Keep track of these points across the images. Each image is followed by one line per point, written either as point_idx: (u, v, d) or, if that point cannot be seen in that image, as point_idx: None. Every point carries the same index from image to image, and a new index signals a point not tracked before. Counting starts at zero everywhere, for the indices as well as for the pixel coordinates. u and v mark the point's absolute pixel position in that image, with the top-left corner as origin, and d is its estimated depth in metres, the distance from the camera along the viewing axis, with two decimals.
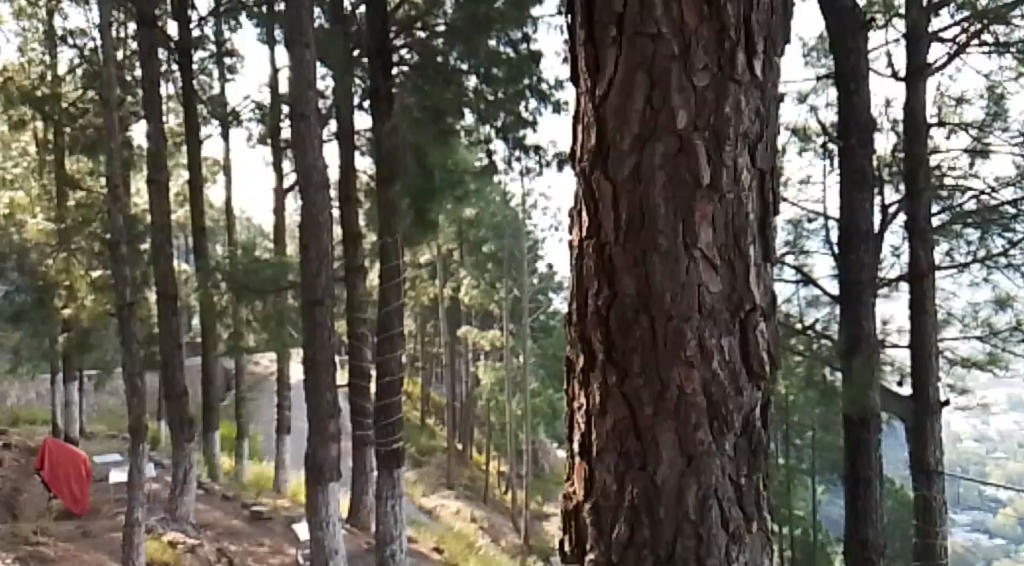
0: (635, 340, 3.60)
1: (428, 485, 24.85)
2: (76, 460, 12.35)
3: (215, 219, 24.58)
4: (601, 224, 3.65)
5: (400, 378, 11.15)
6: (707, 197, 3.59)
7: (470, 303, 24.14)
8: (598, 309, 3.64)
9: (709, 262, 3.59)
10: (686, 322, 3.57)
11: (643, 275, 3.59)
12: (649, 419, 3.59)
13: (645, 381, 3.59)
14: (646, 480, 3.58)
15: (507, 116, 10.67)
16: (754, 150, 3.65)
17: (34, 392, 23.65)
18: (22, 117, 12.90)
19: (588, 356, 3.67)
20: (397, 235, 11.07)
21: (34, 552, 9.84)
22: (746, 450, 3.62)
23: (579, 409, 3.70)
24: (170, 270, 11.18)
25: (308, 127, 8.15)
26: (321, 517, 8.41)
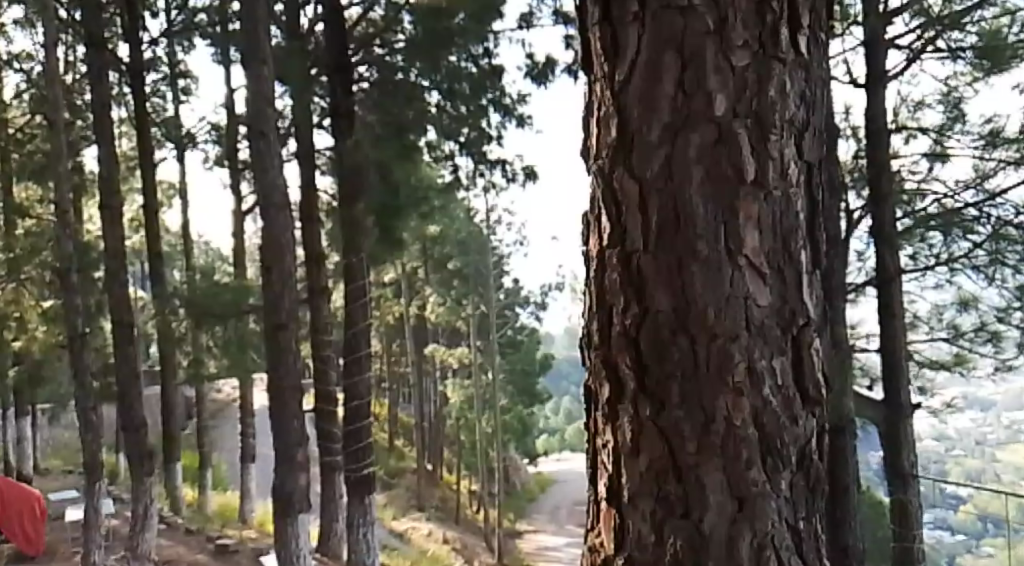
0: (674, 370, 2.59)
1: (398, 508, 24.56)
2: (29, 500, 11.95)
3: (172, 244, 24.30)
4: (624, 220, 2.66)
5: (368, 402, 10.94)
6: (753, 192, 2.60)
7: (437, 321, 23.96)
8: (624, 331, 2.65)
9: (757, 271, 2.60)
10: (733, 341, 2.58)
11: (679, 282, 2.59)
12: (692, 458, 2.59)
13: (689, 424, 2.59)
14: (690, 528, 2.58)
15: (471, 131, 10.75)
16: (801, 141, 2.67)
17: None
18: None
19: (613, 388, 2.68)
20: (363, 253, 10.88)
21: None
22: (806, 490, 2.63)
23: (605, 448, 2.72)
24: (126, 298, 10.93)
25: (268, 147, 7.96)
26: (292, 550, 8.18)
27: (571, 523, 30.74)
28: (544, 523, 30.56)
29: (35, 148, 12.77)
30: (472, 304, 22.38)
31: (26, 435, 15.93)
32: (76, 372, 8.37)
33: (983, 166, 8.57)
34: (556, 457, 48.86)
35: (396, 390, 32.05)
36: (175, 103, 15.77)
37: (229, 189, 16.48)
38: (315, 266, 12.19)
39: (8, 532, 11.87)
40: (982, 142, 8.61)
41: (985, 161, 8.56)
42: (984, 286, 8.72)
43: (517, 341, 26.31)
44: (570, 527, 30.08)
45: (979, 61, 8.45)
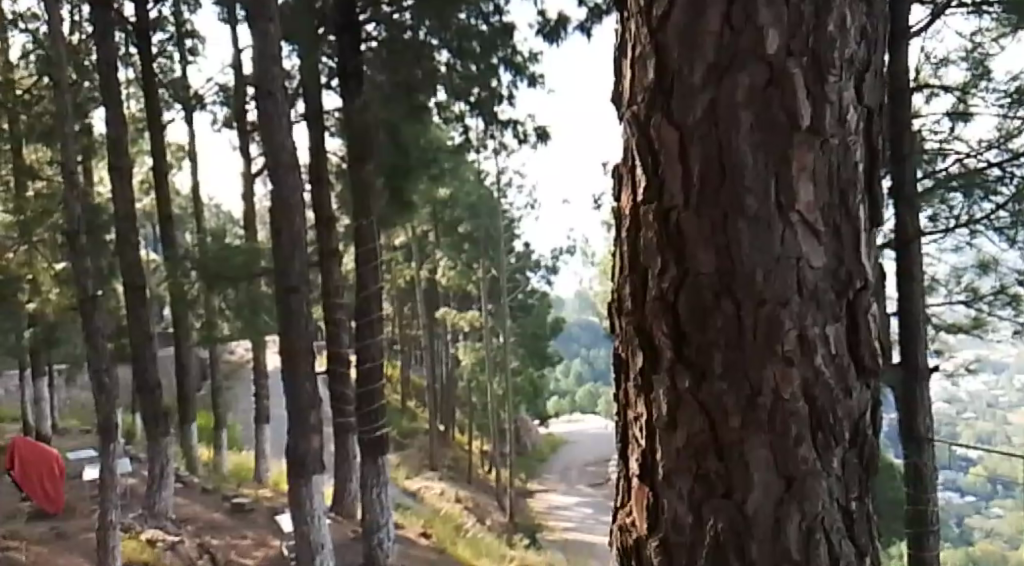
0: (716, 337, 2.47)
1: (411, 467, 24.65)
2: (48, 458, 12.11)
3: (183, 206, 24.28)
4: (662, 176, 2.52)
5: (381, 364, 10.91)
6: (807, 143, 2.46)
7: (448, 283, 23.92)
8: (662, 295, 2.53)
9: (811, 228, 2.46)
10: (783, 306, 2.46)
11: (723, 243, 2.46)
12: (734, 434, 2.48)
13: (731, 393, 2.47)
14: (732, 508, 2.49)
15: (483, 91, 10.70)
16: (862, 83, 2.52)
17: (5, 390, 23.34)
18: None
19: (648, 356, 2.57)
20: (374, 216, 10.81)
21: (5, 557, 9.57)
22: (856, 461, 2.53)
23: (637, 422, 2.63)
24: (137, 260, 10.89)
25: (275, 107, 7.85)
26: (307, 510, 8.22)
27: (582, 484, 30.83)
28: (555, 483, 30.66)
29: (43, 110, 12.68)
30: (482, 266, 22.30)
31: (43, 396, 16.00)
32: (88, 334, 8.31)
33: (1008, 125, 8.46)
34: (567, 416, 48.95)
35: (407, 351, 32.08)
36: (183, 65, 15.64)
37: (239, 151, 16.37)
38: (326, 229, 12.10)
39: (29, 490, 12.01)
40: (1009, 99, 8.52)
41: (1009, 120, 8.46)
42: (1004, 248, 8.59)
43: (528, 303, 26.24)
44: (581, 487, 30.18)
45: (1005, 16, 8.26)
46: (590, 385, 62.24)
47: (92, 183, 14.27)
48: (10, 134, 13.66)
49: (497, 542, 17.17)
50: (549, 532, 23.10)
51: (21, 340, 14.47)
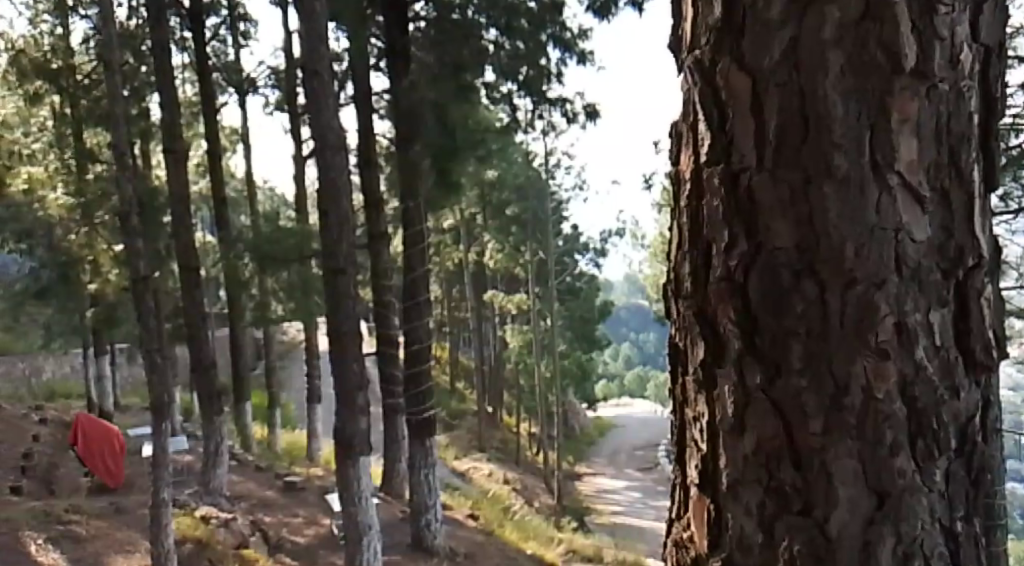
0: (792, 329, 1.80)
1: (461, 448, 24.71)
2: (109, 435, 12.06)
3: (238, 188, 24.50)
4: (730, 126, 1.86)
5: (428, 346, 10.86)
6: (913, 85, 1.76)
7: (497, 265, 23.89)
8: (723, 275, 1.87)
9: (914, 192, 1.77)
10: (879, 288, 1.76)
11: (803, 205, 1.79)
12: (816, 446, 1.80)
13: (812, 403, 1.80)
14: (812, 536, 1.80)
15: (530, 70, 10.46)
16: (981, 12, 1.82)
17: (68, 366, 23.71)
18: (35, 91, 12.71)
19: (709, 353, 1.92)
20: (421, 198, 10.68)
21: (66, 530, 9.65)
22: (969, 488, 1.81)
23: (698, 425, 1.98)
24: (192, 242, 10.90)
25: (322, 85, 7.76)
26: (354, 491, 8.16)
27: (630, 467, 30.74)
28: (604, 466, 30.63)
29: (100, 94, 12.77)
30: (530, 250, 22.21)
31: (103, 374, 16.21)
32: (141, 314, 8.08)
33: None
34: (617, 399, 49.05)
35: (455, 333, 32.16)
36: (235, 48, 15.64)
37: (289, 134, 16.36)
38: (374, 210, 12.00)
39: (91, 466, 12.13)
40: None
41: None
42: None
43: (576, 287, 26.11)
44: (630, 471, 30.10)
45: None
46: (637, 368, 62.17)
47: (149, 166, 14.31)
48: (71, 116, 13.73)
49: (545, 524, 17.10)
50: (598, 514, 23.03)
51: (83, 318, 14.65)
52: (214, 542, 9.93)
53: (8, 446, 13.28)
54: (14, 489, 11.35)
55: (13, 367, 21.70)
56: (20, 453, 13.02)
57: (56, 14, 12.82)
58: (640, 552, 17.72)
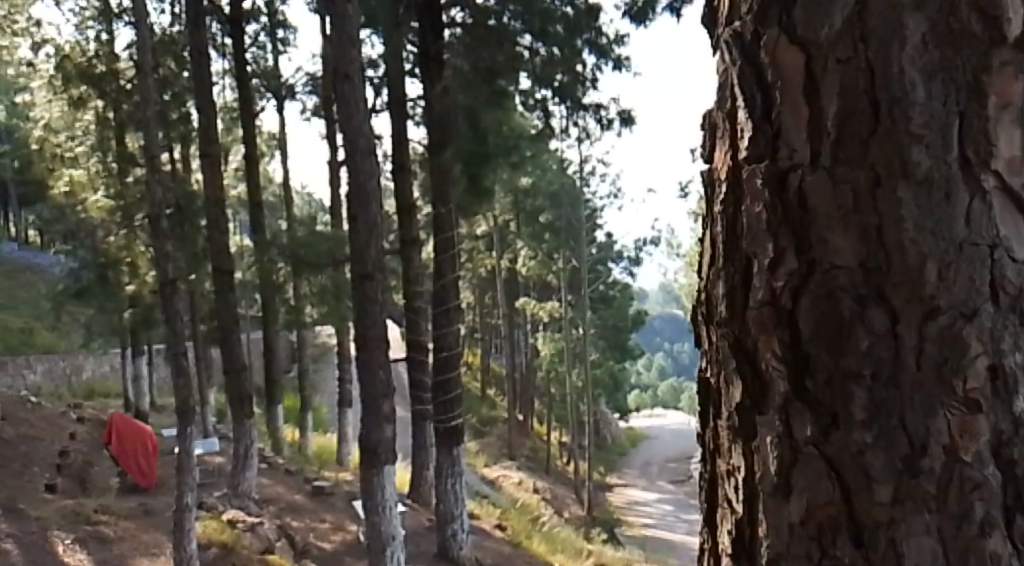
0: (854, 366, 1.53)
1: (491, 455, 24.58)
2: (143, 435, 11.91)
3: (275, 193, 24.53)
4: (778, 117, 1.62)
5: (457, 354, 10.78)
6: (1012, 65, 1.50)
7: (530, 272, 23.77)
8: (765, 297, 1.62)
9: (1010, 201, 1.49)
10: (968, 321, 1.47)
11: (868, 213, 1.52)
12: (885, 513, 1.51)
13: (878, 464, 1.51)
14: None
15: (564, 75, 10.24)
16: None
17: (106, 365, 23.73)
18: (81, 95, 12.74)
19: (752, 393, 1.67)
20: (451, 204, 10.58)
21: (94, 530, 9.21)
22: None
23: (734, 476, 1.72)
24: (226, 246, 10.86)
25: (353, 89, 7.65)
26: (378, 500, 8.04)
27: (662, 479, 30.45)
28: (635, 478, 30.41)
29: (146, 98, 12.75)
30: (562, 258, 22.06)
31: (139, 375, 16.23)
32: (167, 316, 7.73)
33: None
34: (649, 410, 48.87)
35: (488, 339, 32.03)
36: (274, 54, 15.60)
37: (325, 139, 16.32)
38: (406, 215, 11.91)
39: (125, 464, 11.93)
40: None
41: None
42: None
43: (609, 296, 25.97)
44: (662, 483, 29.81)
45: None
46: (669, 380, 61.75)
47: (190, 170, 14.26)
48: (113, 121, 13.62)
49: (574, 535, 16.92)
50: (627, 526, 22.83)
51: (121, 319, 14.66)
52: (240, 547, 9.83)
53: (43, 443, 13.25)
54: (48, 487, 11.24)
55: (51, 365, 21.77)
56: (55, 450, 12.98)
57: (101, 19, 12.80)
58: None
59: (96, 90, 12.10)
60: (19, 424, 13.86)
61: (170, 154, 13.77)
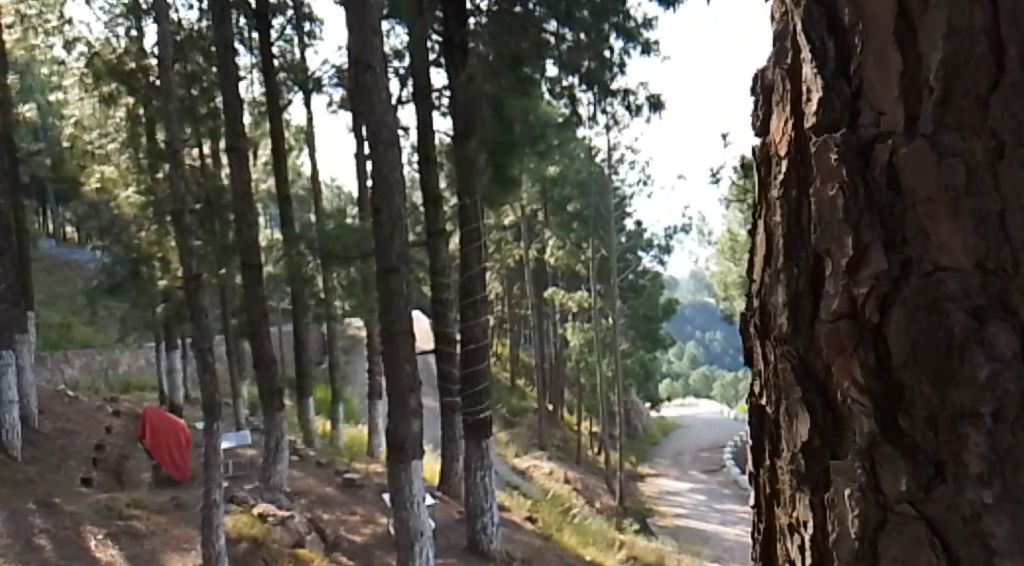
0: (970, 401, 1.54)
1: (522, 446, 24.46)
2: (175, 426, 11.84)
3: (304, 186, 24.46)
4: (859, 78, 1.68)
5: (485, 346, 10.68)
6: None
7: (558, 262, 23.58)
8: (835, 313, 1.68)
9: None
10: None
11: (990, 198, 1.57)
12: None
13: (1001, 532, 1.51)
14: None
15: (591, 61, 10.37)
16: None
17: (142, 359, 23.80)
18: (111, 93, 12.58)
19: (824, 426, 1.73)
20: (477, 194, 10.44)
21: (126, 526, 8.88)
22: None
23: (806, 495, 1.78)
24: (254, 239, 10.77)
25: (376, 81, 7.54)
26: (406, 495, 7.93)
27: (694, 468, 30.22)
28: (666, 468, 30.20)
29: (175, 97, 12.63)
30: (591, 247, 21.87)
31: (172, 368, 16.23)
32: (196, 313, 7.61)
33: None
34: (681, 399, 48.62)
35: (518, 329, 31.89)
36: (302, 48, 15.45)
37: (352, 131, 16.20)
38: (433, 205, 11.82)
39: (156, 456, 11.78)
40: None
41: None
42: None
43: (639, 285, 25.85)
44: (694, 472, 29.57)
45: None
46: (701, 369, 61.38)
47: (219, 165, 14.19)
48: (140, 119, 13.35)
49: (605, 526, 16.79)
50: (659, 516, 22.68)
51: (152, 312, 14.64)
52: (270, 541, 9.75)
53: (78, 436, 13.22)
54: (84, 481, 11.07)
55: (87, 360, 21.84)
56: (92, 444, 12.95)
57: (130, 16, 12.68)
58: (704, 557, 17.36)
59: (125, 87, 12.00)
60: (56, 418, 13.85)
61: (199, 149, 13.67)
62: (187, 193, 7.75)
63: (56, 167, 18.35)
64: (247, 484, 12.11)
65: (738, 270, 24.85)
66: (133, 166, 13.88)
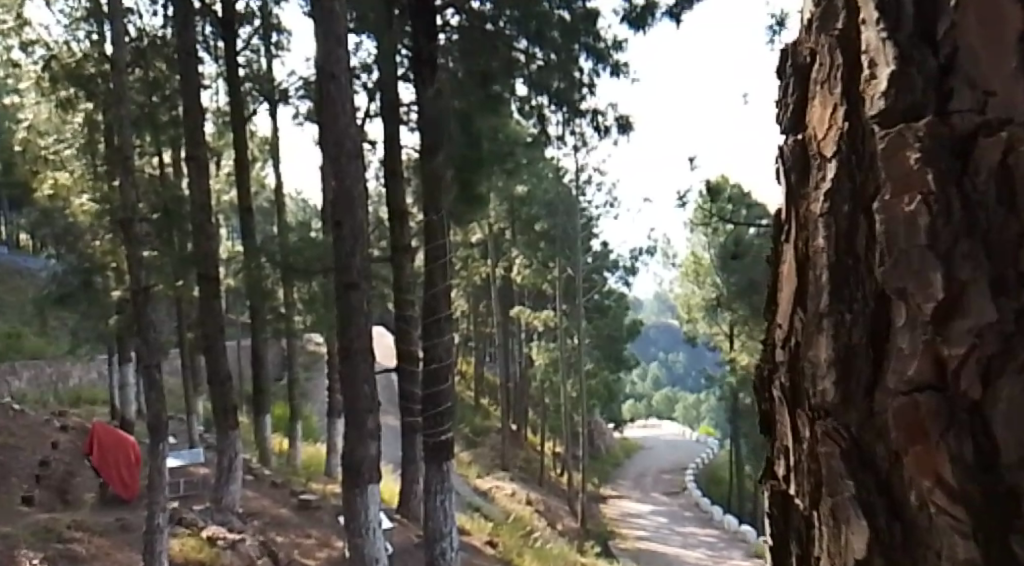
0: None
1: (483, 466, 24.11)
2: (123, 445, 11.35)
3: (267, 199, 24.01)
4: (954, 42, 1.90)
5: (448, 365, 10.28)
6: None
7: (524, 281, 23.28)
8: (913, 381, 1.91)
9: None
10: None
11: None
12: None
13: None
14: None
15: (560, 82, 9.86)
16: None
17: (95, 372, 23.23)
18: (69, 97, 12.02)
19: (884, 532, 1.96)
20: (443, 211, 10.17)
21: (64, 549, 8.45)
22: None
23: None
24: (212, 252, 10.41)
25: (339, 90, 7.23)
26: (361, 521, 7.56)
27: (656, 491, 29.98)
28: (629, 489, 29.93)
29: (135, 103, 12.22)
30: (558, 267, 21.56)
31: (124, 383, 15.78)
32: (144, 330, 7.23)
33: None
34: (645, 418, 48.36)
35: (483, 347, 31.54)
36: (269, 58, 15.02)
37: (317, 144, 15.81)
38: (399, 222, 11.57)
39: (104, 475, 11.32)
40: None
41: None
42: None
43: (605, 305, 25.65)
44: (656, 494, 29.34)
45: None
46: (664, 389, 61.21)
47: (181, 175, 13.79)
48: (100, 125, 12.84)
49: (566, 550, 16.50)
50: (621, 539, 22.43)
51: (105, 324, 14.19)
52: None
53: (23, 452, 12.74)
54: (25, 500, 10.63)
55: (39, 372, 21.28)
56: (37, 459, 12.48)
57: (91, 20, 12.24)
58: None
59: (84, 92, 11.57)
60: (1, 433, 13.37)
61: (159, 158, 13.27)
62: (139, 202, 7.40)
63: (11, 172, 17.82)
64: (197, 505, 11.70)
65: (704, 293, 24.73)
66: (88, 174, 13.41)
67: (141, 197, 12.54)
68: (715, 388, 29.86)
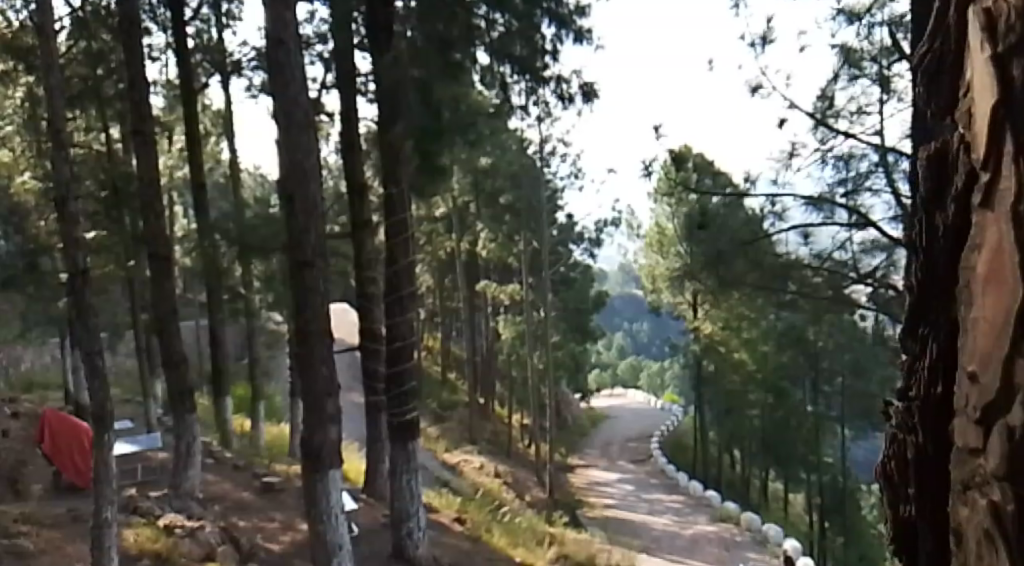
0: None
1: (451, 440, 23.83)
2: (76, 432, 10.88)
3: (224, 175, 23.47)
4: None
5: (411, 343, 10.00)
6: None
7: (489, 255, 22.94)
8: None
9: None
10: None
11: None
12: None
13: None
14: None
15: (521, 48, 9.74)
16: None
17: (50, 355, 22.69)
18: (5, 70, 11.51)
19: None
20: (403, 183, 9.90)
21: (9, 545, 8.07)
22: None
23: None
24: (161, 230, 10.01)
25: (288, 57, 6.92)
26: (322, 507, 7.24)
27: (623, 459, 29.87)
28: (597, 459, 29.78)
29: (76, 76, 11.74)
30: (523, 239, 21.19)
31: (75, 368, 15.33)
32: (83, 314, 6.87)
33: None
34: (613, 390, 48.17)
35: (449, 322, 31.21)
36: (220, 29, 14.53)
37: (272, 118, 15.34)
38: (359, 196, 11.24)
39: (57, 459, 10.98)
40: None
41: None
42: None
43: (570, 278, 25.43)
44: (623, 462, 29.22)
45: None
46: (630, 359, 61.18)
47: (129, 151, 13.33)
48: (42, 100, 12.37)
49: (536, 522, 16.27)
50: (590, 509, 22.27)
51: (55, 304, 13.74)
52: (175, 556, 9.08)
53: None
54: None
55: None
56: None
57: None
58: (635, 549, 16.97)
59: (23, 64, 11.06)
60: None
61: (104, 134, 12.77)
62: (73, 179, 7.00)
63: None
64: (154, 492, 11.33)
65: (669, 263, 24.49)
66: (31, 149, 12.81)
67: (87, 173, 12.10)
68: (679, 357, 29.75)
